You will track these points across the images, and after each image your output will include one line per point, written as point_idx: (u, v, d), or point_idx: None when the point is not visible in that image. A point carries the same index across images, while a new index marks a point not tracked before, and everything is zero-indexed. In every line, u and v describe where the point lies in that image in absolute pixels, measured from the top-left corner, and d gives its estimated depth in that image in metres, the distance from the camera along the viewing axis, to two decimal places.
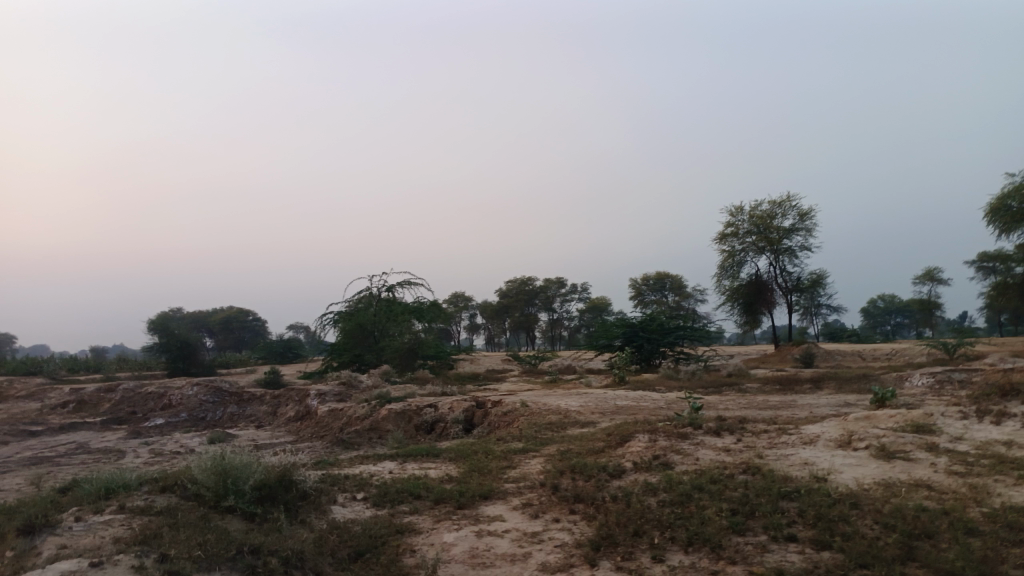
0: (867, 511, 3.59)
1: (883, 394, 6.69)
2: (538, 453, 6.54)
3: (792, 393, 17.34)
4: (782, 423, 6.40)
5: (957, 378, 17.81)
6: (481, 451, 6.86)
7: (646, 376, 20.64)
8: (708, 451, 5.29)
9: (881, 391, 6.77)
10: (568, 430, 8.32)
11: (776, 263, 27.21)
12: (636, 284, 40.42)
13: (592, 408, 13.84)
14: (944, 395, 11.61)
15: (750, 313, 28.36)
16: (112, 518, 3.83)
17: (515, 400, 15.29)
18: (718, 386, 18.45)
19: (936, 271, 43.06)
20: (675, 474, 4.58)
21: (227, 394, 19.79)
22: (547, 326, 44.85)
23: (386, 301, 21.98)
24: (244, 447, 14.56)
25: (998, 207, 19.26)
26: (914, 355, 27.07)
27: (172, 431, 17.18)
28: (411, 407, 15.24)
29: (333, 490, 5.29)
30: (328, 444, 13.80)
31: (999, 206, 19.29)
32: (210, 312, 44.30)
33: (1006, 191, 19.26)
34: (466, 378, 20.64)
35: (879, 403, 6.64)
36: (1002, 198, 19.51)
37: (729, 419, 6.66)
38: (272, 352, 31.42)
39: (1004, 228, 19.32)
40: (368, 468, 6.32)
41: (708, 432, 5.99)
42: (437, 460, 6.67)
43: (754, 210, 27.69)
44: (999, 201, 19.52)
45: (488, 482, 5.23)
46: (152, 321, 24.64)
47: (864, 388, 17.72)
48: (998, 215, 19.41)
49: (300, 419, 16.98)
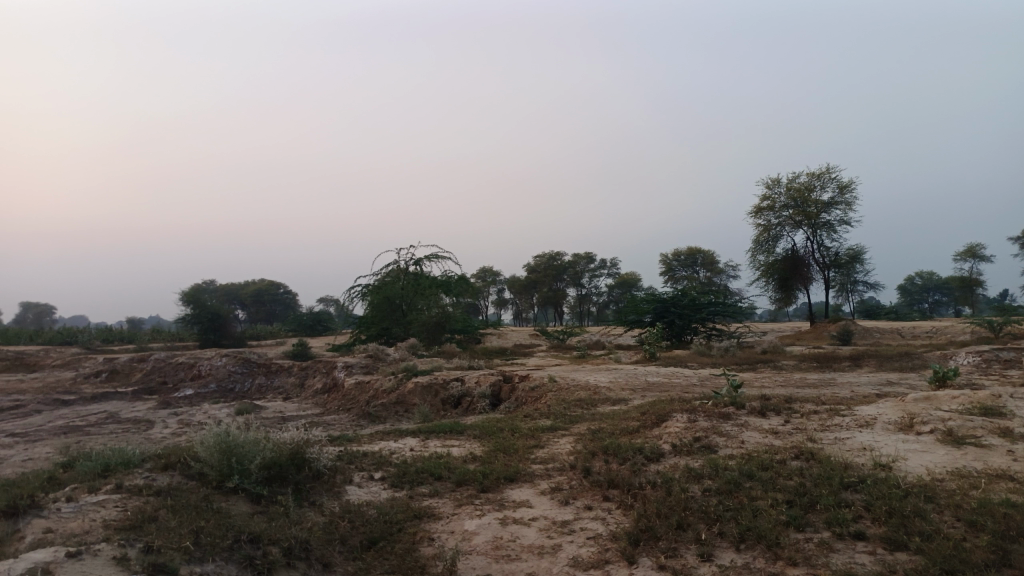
0: (946, 506, 3.13)
1: (944, 371, 6.18)
2: (568, 432, 6.16)
3: (831, 371, 16.75)
4: (832, 403, 5.91)
5: (1005, 358, 17.04)
6: (508, 429, 6.49)
7: (677, 352, 20.17)
8: (754, 433, 4.84)
9: (941, 369, 6.23)
10: (600, 408, 7.91)
11: (813, 238, 26.34)
12: (667, 259, 39.76)
13: (622, 384, 13.46)
14: (996, 375, 11.00)
15: (785, 289, 27.60)
16: (107, 500, 3.55)
17: (544, 375, 14.97)
18: (752, 363, 17.93)
19: (978, 247, 41.63)
20: (719, 460, 4.16)
21: (256, 365, 19.77)
22: (575, 301, 44.37)
23: (413, 274, 21.70)
24: (272, 419, 14.44)
25: None
26: (956, 334, 26.15)
27: (201, 401, 17.18)
28: (437, 381, 14.98)
29: (349, 469, 4.98)
30: (354, 417, 13.60)
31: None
32: (242, 285, 44.54)
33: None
34: (494, 353, 20.33)
35: (939, 382, 6.11)
36: None
37: (775, 398, 6.21)
38: (301, 324, 31.49)
39: None
40: (389, 446, 6.00)
41: (752, 412, 5.54)
42: (461, 437, 6.32)
43: (791, 183, 26.78)
44: None
45: (514, 463, 4.86)
46: (184, 292, 24.71)
47: (906, 366, 17.07)
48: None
49: (327, 391, 16.88)
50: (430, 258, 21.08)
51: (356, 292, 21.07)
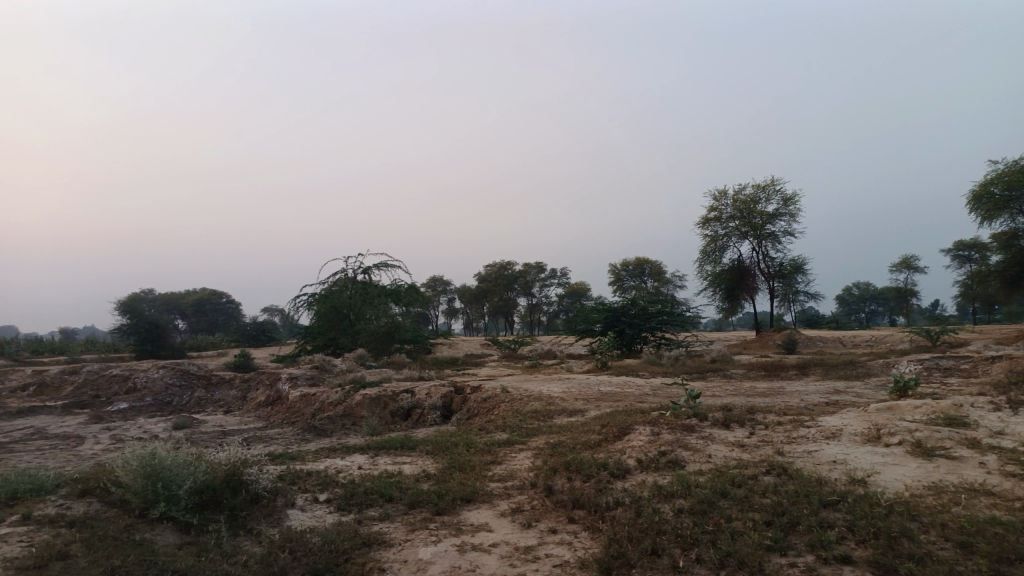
0: (931, 525, 2.96)
1: (905, 381, 6.12)
2: (526, 446, 5.89)
3: (780, 380, 16.90)
4: (796, 414, 5.78)
5: (945, 366, 17.48)
6: (462, 443, 6.18)
7: (628, 361, 20.14)
8: (721, 447, 4.65)
9: (902, 379, 6.17)
10: (556, 420, 7.66)
11: (759, 249, 26.75)
12: (615, 269, 40.05)
13: (575, 394, 13.26)
14: (941, 382, 11.18)
15: (731, 299, 27.96)
16: (9, 533, 3.11)
17: (496, 385, 14.68)
18: (703, 372, 17.99)
19: (912, 259, 43.05)
20: (688, 476, 3.94)
21: (195, 377, 18.95)
22: (525, 311, 44.21)
23: (362, 283, 21.17)
24: (211, 433, 13.77)
25: (981, 193, 18.94)
26: (895, 342, 26.86)
27: (136, 416, 16.33)
28: (386, 392, 14.53)
29: (292, 490, 4.60)
30: (299, 431, 13.06)
31: (981, 193, 18.92)
32: (182, 294, 43.00)
33: (989, 177, 18.92)
34: (444, 363, 19.95)
35: (899, 393, 6.04)
36: (985, 184, 19.19)
37: (737, 409, 6.07)
38: (245, 335, 30.49)
39: (987, 215, 18.99)
40: (335, 463, 5.62)
41: (716, 424, 5.37)
42: (412, 453, 5.97)
43: (737, 194, 27.18)
44: (983, 187, 19.20)
45: (470, 482, 4.57)
46: (120, 301, 23.62)
47: (851, 375, 17.35)
48: (981, 203, 19.10)
49: (271, 404, 16.25)
50: (379, 266, 20.61)
51: (302, 301, 20.43)
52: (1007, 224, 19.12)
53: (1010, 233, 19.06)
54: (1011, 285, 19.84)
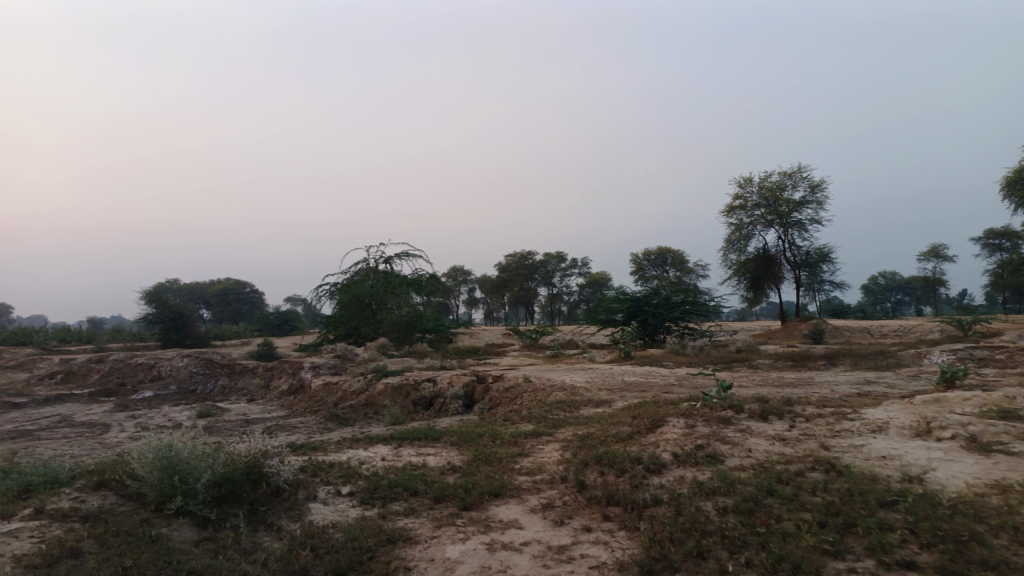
0: (1002, 529, 2.73)
1: (953, 371, 5.82)
2: (554, 438, 5.71)
3: (808, 371, 16.55)
4: (836, 406, 5.53)
5: (980, 357, 17.01)
6: (487, 434, 6.02)
7: (651, 351, 19.88)
8: (761, 441, 4.43)
9: (949, 369, 5.87)
10: (582, 410, 7.47)
11: (785, 237, 26.28)
12: (637, 259, 39.71)
13: (599, 384, 13.06)
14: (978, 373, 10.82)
15: (756, 288, 27.51)
16: (21, 528, 2.99)
17: (518, 375, 14.52)
18: (728, 362, 17.70)
19: (941, 248, 42.14)
20: (729, 472, 3.73)
21: (219, 366, 19.01)
22: (546, 301, 43.97)
23: (383, 273, 21.08)
24: (235, 422, 13.76)
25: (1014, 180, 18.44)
26: (925, 332, 26.26)
27: (161, 404, 16.41)
28: (408, 381, 14.43)
29: (313, 482, 4.46)
30: (321, 420, 13.01)
31: (1016, 179, 18.45)
32: (207, 284, 43.34)
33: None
34: (465, 352, 19.82)
35: (946, 383, 5.75)
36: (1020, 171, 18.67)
37: (773, 400, 5.83)
38: (268, 324, 30.63)
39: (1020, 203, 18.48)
40: (357, 454, 5.48)
41: (754, 416, 5.14)
42: (436, 444, 5.81)
43: (763, 182, 26.68)
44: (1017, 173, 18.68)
45: (497, 476, 4.39)
46: (145, 290, 23.79)
47: (881, 365, 16.96)
48: (1015, 189, 18.60)
49: (293, 393, 16.25)
50: (401, 256, 20.50)
51: (324, 290, 20.38)
52: None
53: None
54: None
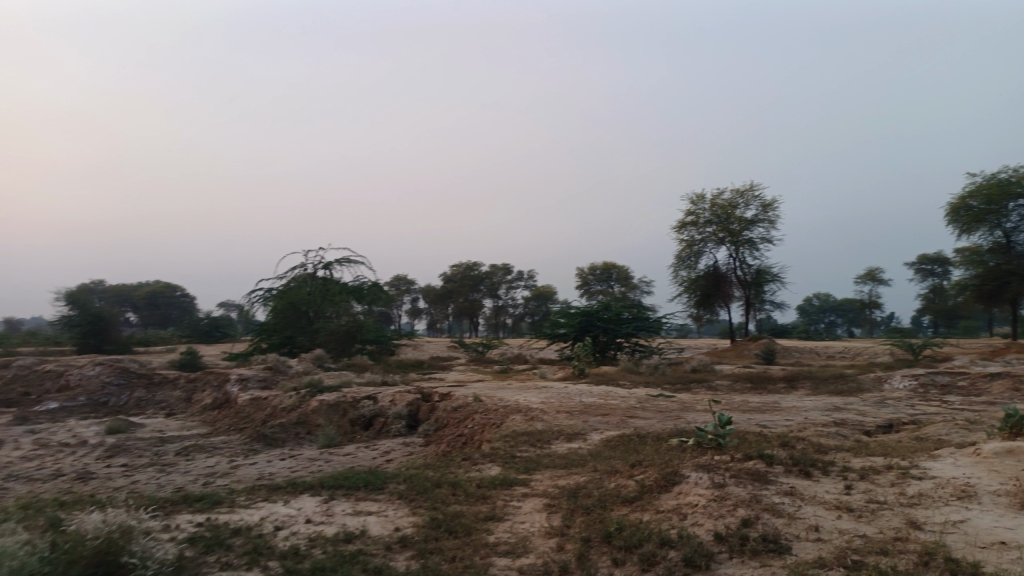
0: None
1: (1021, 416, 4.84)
2: (531, 491, 4.46)
3: (770, 394, 15.77)
4: (883, 458, 4.45)
5: (941, 383, 16.55)
6: (446, 483, 4.74)
7: (605, 369, 18.83)
8: (821, 512, 3.31)
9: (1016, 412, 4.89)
10: (553, 447, 6.27)
11: (736, 255, 25.74)
12: (582, 273, 38.94)
13: (557, 406, 11.88)
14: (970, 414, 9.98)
15: (706, 306, 26.87)
16: None
17: (467, 393, 13.22)
18: (686, 382, 16.80)
19: (878, 271, 42.80)
20: (814, 572, 2.58)
21: (136, 375, 17.10)
22: (490, 313, 42.69)
23: (322, 279, 19.56)
24: (148, 441, 12.05)
25: (959, 207, 19.44)
26: (874, 354, 26.05)
27: (66, 417, 14.49)
28: (346, 399, 12.98)
29: (203, 567, 3.12)
30: (246, 441, 11.48)
31: (961, 206, 19.42)
32: (134, 285, 40.55)
33: (968, 191, 19.44)
34: (409, 366, 18.41)
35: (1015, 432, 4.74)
36: (961, 197, 19.68)
37: (801, 448, 4.77)
38: (196, 330, 28.50)
39: (965, 228, 19.44)
40: (275, 512, 4.15)
41: (791, 471, 4.02)
42: (379, 497, 4.49)
43: (715, 199, 26.10)
44: (959, 200, 19.68)
45: (470, 562, 3.11)
46: (64, 293, 21.51)
47: (843, 390, 16.34)
48: (960, 215, 19.54)
49: (217, 408, 14.59)
50: (342, 262, 19.01)
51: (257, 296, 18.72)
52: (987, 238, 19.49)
53: (990, 247, 19.33)
54: (988, 300, 19.51)
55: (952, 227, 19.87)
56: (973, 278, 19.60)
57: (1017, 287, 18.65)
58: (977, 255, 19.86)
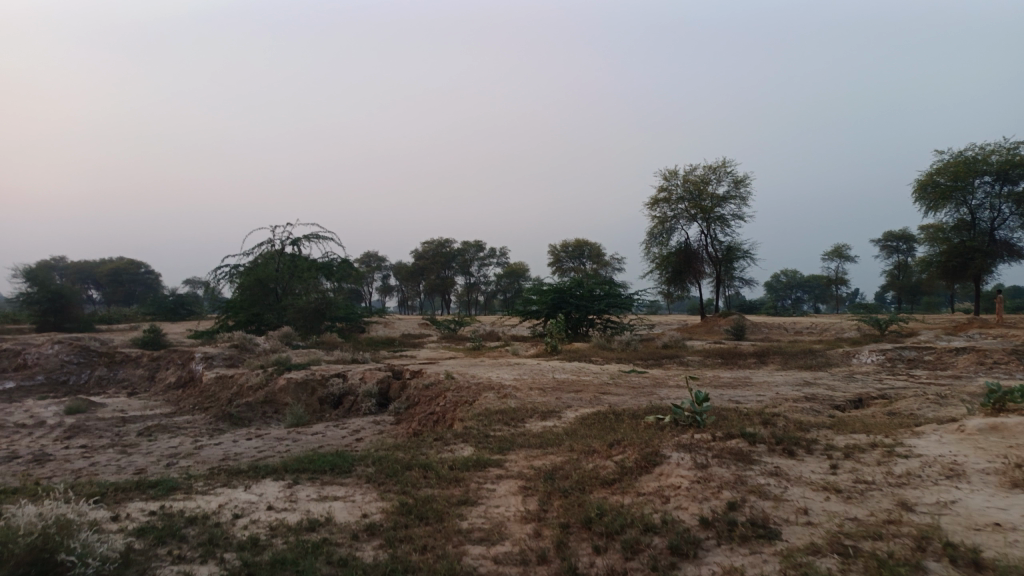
0: None
1: (1004, 393, 4.77)
2: (506, 472, 4.30)
3: (741, 369, 15.81)
4: (866, 435, 4.34)
5: (908, 358, 16.75)
6: (416, 465, 4.54)
7: (577, 345, 18.74)
8: (808, 494, 3.18)
9: (999, 390, 4.82)
10: (527, 426, 6.10)
11: (708, 232, 25.74)
12: (554, 250, 38.81)
13: (530, 383, 11.75)
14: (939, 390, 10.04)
15: (678, 282, 26.90)
16: None
17: (439, 370, 13.02)
18: (659, 358, 16.79)
19: (845, 248, 43.33)
20: (807, 560, 2.44)
21: (96, 354, 16.57)
22: (462, 290, 42.41)
23: (290, 255, 19.12)
24: (109, 421, 11.67)
25: (927, 183, 19.53)
26: (841, 330, 26.35)
27: (24, 397, 14.00)
28: (314, 376, 12.69)
29: (154, 561, 2.90)
30: (211, 420, 11.16)
31: (927, 182, 19.55)
32: (97, 262, 39.50)
33: (935, 167, 19.57)
34: (379, 343, 18.13)
35: (998, 409, 4.67)
36: (929, 174, 19.77)
37: (782, 426, 4.66)
38: (161, 307, 27.83)
39: (932, 204, 19.56)
40: (235, 499, 3.91)
41: (775, 450, 3.89)
42: (347, 481, 4.28)
43: (688, 175, 26.02)
44: (927, 177, 19.80)
45: (442, 551, 2.93)
46: (21, 269, 20.78)
47: (812, 365, 16.45)
48: (926, 191, 19.69)
49: (182, 387, 14.21)
50: (311, 237, 18.61)
51: (222, 273, 18.23)
52: (954, 215, 19.62)
53: (956, 224, 19.57)
54: (953, 276, 19.74)
55: (919, 204, 20.02)
56: (938, 254, 19.80)
57: (980, 263, 18.87)
58: (942, 231, 20.04)
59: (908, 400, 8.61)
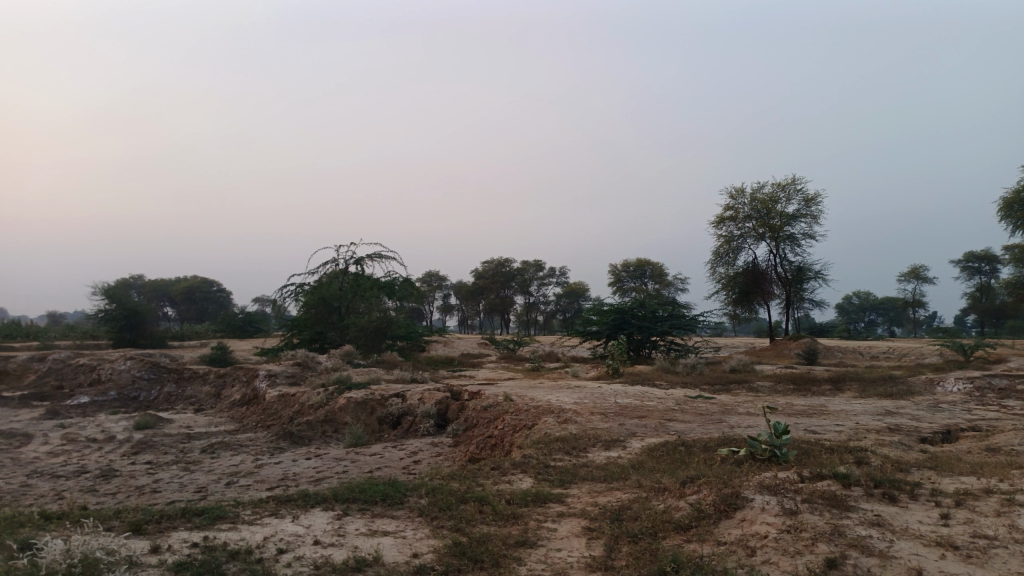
0: None
1: None
2: (568, 510, 3.97)
3: (815, 396, 15.00)
4: (977, 479, 3.83)
5: (999, 387, 15.60)
6: (472, 498, 4.25)
7: (640, 368, 18.19)
8: (919, 550, 2.76)
9: None
10: (591, 456, 5.74)
11: (776, 251, 24.83)
12: (615, 270, 38.24)
13: (591, 407, 11.34)
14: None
15: (745, 303, 26.00)
16: None
17: (498, 392, 12.73)
18: (726, 383, 16.10)
19: (922, 268, 41.33)
20: None
21: (166, 370, 16.94)
22: (522, 310, 42.17)
23: (353, 275, 19.27)
24: (175, 437, 11.81)
25: (1013, 201, 18.34)
26: (921, 355, 24.93)
27: (97, 412, 14.36)
28: (374, 396, 12.59)
29: None
30: (272, 438, 11.14)
31: (1014, 200, 18.38)
32: (173, 280, 40.92)
33: (1022, 185, 18.36)
34: (438, 363, 18.00)
35: None
36: (1015, 192, 18.57)
37: (877, 465, 4.19)
38: (230, 325, 28.49)
39: (1019, 223, 18.35)
40: (281, 531, 3.71)
41: (873, 494, 3.45)
42: (398, 514, 4.02)
43: (755, 193, 25.22)
44: (1013, 195, 18.59)
45: None
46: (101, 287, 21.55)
47: (892, 393, 15.49)
48: (1013, 210, 18.48)
49: (246, 404, 14.34)
50: (374, 257, 18.70)
51: (287, 291, 18.47)
52: None
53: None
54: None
55: (1005, 223, 18.81)
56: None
57: None
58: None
59: (1008, 436, 7.85)
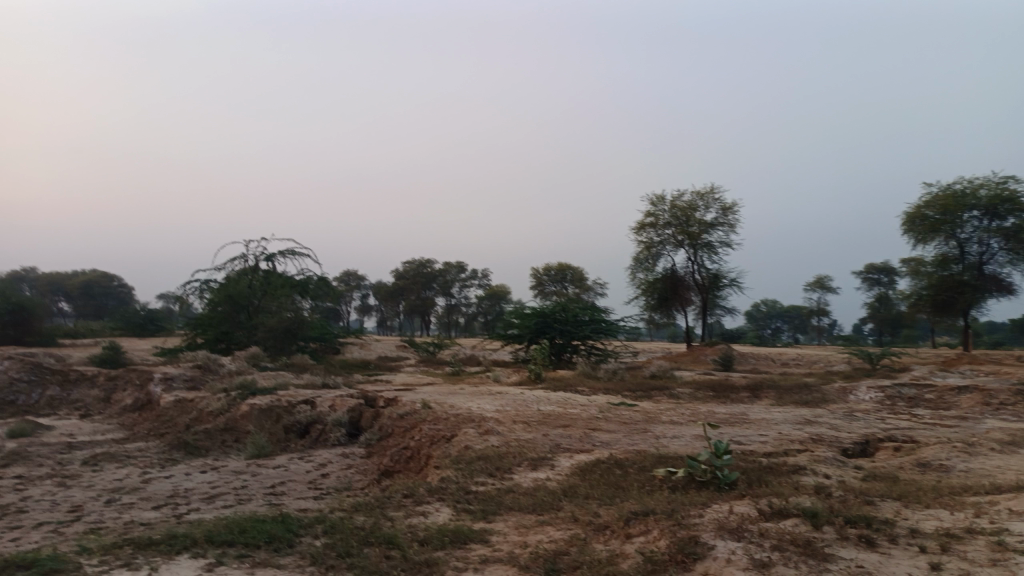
0: None
1: None
2: (494, 554, 3.34)
3: (735, 404, 14.91)
4: (948, 514, 3.42)
5: (908, 396, 15.92)
6: (379, 539, 3.55)
7: (562, 373, 17.74)
8: None
9: None
10: (518, 479, 5.13)
11: (694, 258, 25.00)
12: (537, 274, 37.98)
13: (512, 415, 10.74)
14: (957, 439, 9.14)
15: (664, 309, 26.07)
16: None
17: (414, 398, 11.96)
18: (647, 389, 15.84)
19: (825, 278, 42.97)
20: None
21: (50, 372, 15.20)
22: (443, 312, 41.30)
23: (263, 272, 18.11)
24: (51, 446, 10.50)
25: (916, 216, 18.84)
26: (829, 362, 25.57)
27: None
28: (279, 403, 11.59)
29: None
30: (164, 448, 10.03)
31: (917, 216, 18.87)
32: (69, 274, 37.89)
33: (924, 201, 18.91)
34: (353, 366, 17.06)
35: None
36: (918, 208, 19.06)
37: (840, 497, 3.74)
38: (129, 322, 26.45)
39: (920, 237, 18.88)
40: None
41: (849, 538, 2.97)
42: (285, 563, 3.27)
43: (675, 201, 25.29)
44: (916, 210, 19.09)
45: None
46: None
47: (809, 401, 15.61)
48: (915, 225, 19.00)
49: (138, 409, 13.05)
50: (287, 253, 17.62)
51: (192, 287, 17.13)
52: (942, 250, 18.95)
53: (941, 258, 18.83)
54: (941, 310, 18.96)
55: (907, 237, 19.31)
56: (925, 289, 19.16)
57: (969, 297, 18.08)
58: (930, 265, 19.40)
59: (930, 453, 7.69)
